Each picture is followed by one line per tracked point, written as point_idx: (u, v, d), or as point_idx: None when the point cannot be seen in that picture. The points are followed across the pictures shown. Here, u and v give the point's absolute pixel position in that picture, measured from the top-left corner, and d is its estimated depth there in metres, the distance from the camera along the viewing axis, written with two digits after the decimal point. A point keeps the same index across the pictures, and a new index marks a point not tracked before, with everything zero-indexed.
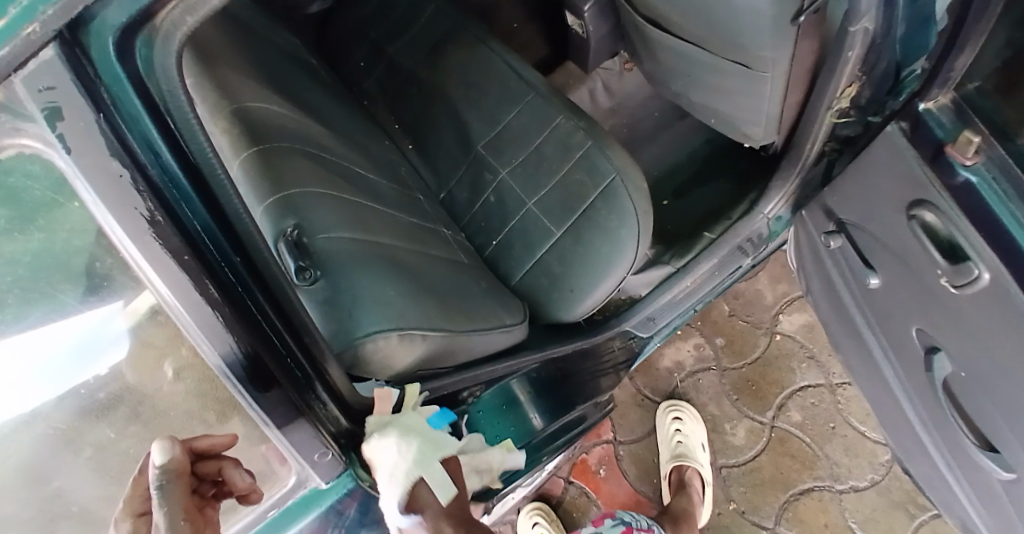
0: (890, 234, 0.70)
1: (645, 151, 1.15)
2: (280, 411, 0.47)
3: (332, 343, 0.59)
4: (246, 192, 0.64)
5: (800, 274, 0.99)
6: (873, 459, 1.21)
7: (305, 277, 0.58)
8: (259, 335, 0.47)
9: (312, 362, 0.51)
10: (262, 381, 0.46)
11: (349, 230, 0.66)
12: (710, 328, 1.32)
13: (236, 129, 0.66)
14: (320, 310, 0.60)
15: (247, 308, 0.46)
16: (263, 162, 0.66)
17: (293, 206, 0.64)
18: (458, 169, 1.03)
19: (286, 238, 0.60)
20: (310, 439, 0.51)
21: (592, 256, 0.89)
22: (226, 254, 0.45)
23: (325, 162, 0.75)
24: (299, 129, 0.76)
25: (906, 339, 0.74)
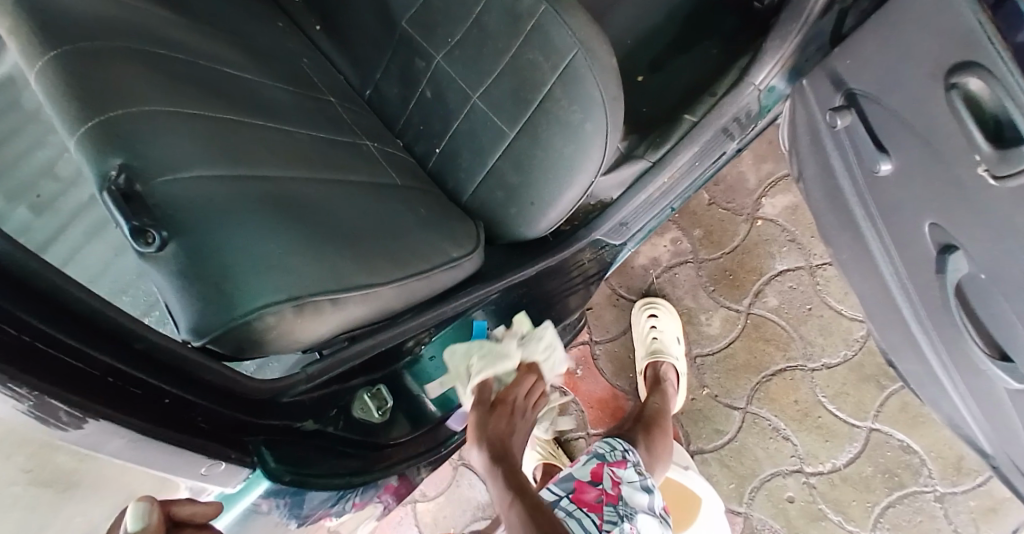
0: (913, 107, 0.57)
1: (614, 15, 0.95)
2: (117, 439, 0.38)
3: (202, 329, 0.45)
4: (58, 123, 0.48)
5: (794, 157, 0.89)
6: (848, 336, 1.16)
7: (148, 241, 0.44)
8: (44, 362, 0.35)
9: (145, 366, 0.41)
10: (70, 416, 0.35)
11: (213, 164, 0.49)
12: (687, 220, 1.24)
13: (32, 31, 0.50)
14: (177, 280, 0.45)
15: (0, 329, 0.33)
16: (72, 77, 0.48)
17: (121, 135, 0.46)
18: (383, 55, 0.84)
19: (110, 186, 0.44)
20: (174, 452, 0.41)
21: (552, 162, 0.74)
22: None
23: (175, 67, 0.56)
24: (137, 22, 0.57)
25: (916, 236, 0.63)
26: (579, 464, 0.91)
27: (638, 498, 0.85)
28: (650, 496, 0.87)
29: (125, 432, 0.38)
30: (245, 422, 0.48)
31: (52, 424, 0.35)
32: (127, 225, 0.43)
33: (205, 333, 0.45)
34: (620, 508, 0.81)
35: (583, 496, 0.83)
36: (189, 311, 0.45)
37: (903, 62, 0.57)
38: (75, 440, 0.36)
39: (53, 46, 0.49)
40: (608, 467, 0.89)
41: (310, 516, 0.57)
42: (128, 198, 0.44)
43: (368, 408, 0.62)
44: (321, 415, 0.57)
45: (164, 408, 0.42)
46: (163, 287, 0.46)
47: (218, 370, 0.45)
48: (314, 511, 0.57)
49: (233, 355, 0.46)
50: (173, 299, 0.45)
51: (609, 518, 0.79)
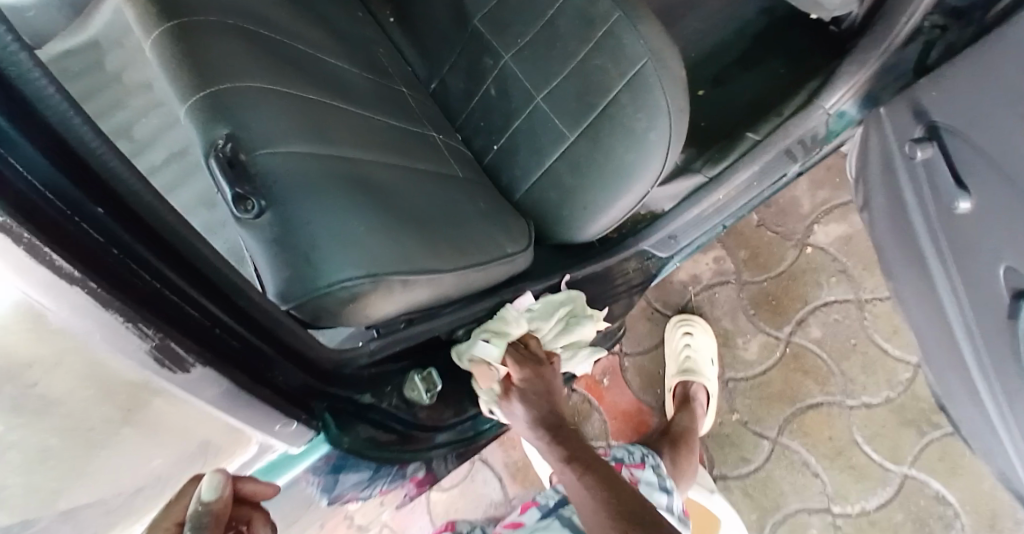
0: (1003, 144, 0.55)
1: (682, 27, 0.96)
2: (213, 389, 0.39)
3: (287, 294, 0.48)
4: (174, 95, 0.53)
5: (861, 184, 0.87)
6: (892, 377, 1.12)
7: (246, 207, 0.46)
8: (161, 307, 0.35)
9: (237, 319, 0.42)
10: (181, 360, 0.36)
11: (305, 143, 0.52)
12: (733, 240, 1.22)
13: (155, 10, 0.55)
14: (268, 249, 0.48)
15: (136, 276, 0.34)
16: (187, 53, 0.53)
17: (227, 109, 0.51)
18: (453, 49, 0.85)
19: (217, 154, 0.47)
20: (256, 406, 0.43)
21: (613, 167, 0.73)
22: (79, 204, 0.31)
23: (274, 48, 0.59)
24: (241, 2, 0.60)
25: (991, 279, 0.60)
26: None
27: (657, 498, 0.84)
28: (671, 498, 0.86)
29: (221, 381, 0.39)
30: (310, 386, 0.50)
31: (165, 367, 0.36)
32: (229, 191, 0.46)
33: (288, 300, 0.47)
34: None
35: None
36: (278, 278, 0.48)
37: (997, 98, 0.55)
38: (180, 384, 0.37)
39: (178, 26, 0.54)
40: (628, 468, 0.88)
41: (338, 495, 0.60)
42: (232, 168, 0.47)
43: (418, 391, 0.61)
44: (377, 392, 0.58)
45: (249, 365, 0.43)
46: (254, 251, 0.49)
47: (299, 333, 0.46)
48: (342, 492, 0.60)
49: (310, 321, 0.48)
50: (262, 263, 0.48)
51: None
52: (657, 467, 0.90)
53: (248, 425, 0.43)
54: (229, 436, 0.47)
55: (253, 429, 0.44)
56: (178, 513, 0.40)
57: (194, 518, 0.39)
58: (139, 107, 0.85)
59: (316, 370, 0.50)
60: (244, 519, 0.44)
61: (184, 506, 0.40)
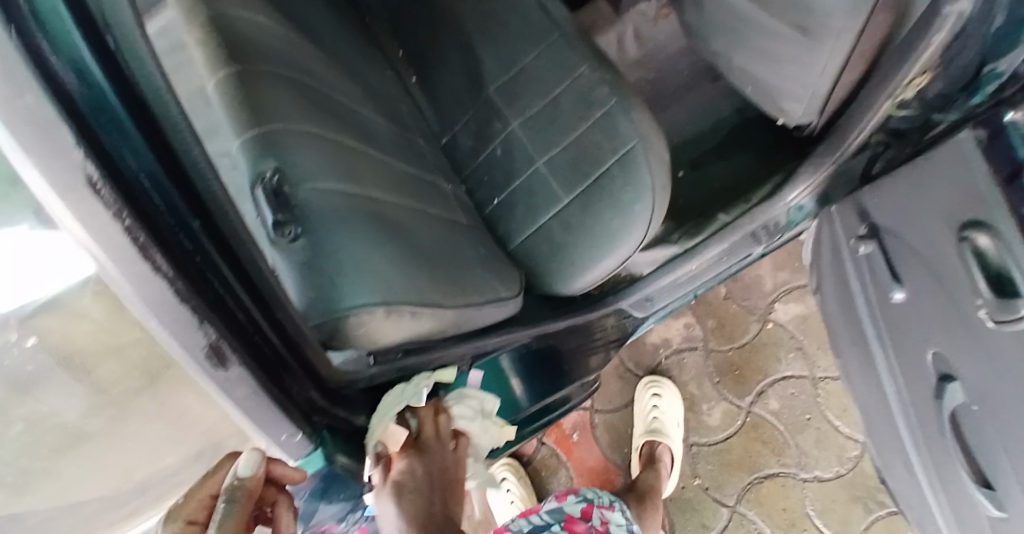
0: (931, 248, 0.64)
1: (667, 114, 1.10)
2: (244, 389, 0.43)
3: (309, 312, 0.53)
4: (223, 124, 0.57)
5: (814, 271, 0.97)
6: (842, 453, 1.19)
7: (286, 233, 0.52)
8: (220, 311, 0.42)
9: (272, 326, 0.48)
10: (224, 357, 0.40)
11: (339, 182, 0.58)
12: (702, 309, 1.31)
13: (215, 46, 0.60)
14: (297, 270, 0.53)
15: (207, 283, 0.41)
16: (242, 88, 0.58)
17: (275, 144, 0.56)
18: (465, 112, 0.94)
19: (265, 183, 0.53)
20: (274, 415, 0.47)
21: (599, 231, 0.81)
22: (182, 216, 0.40)
23: (313, 93, 0.66)
24: (288, 51, 0.68)
25: (921, 364, 0.69)
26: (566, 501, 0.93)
27: None
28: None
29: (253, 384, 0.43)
30: (317, 403, 0.53)
31: (212, 365, 0.40)
32: (272, 218, 0.52)
33: (311, 317, 0.53)
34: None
35: (574, 527, 0.87)
36: (303, 296, 0.53)
37: (920, 209, 0.66)
38: (218, 381, 0.41)
39: (229, 61, 0.59)
40: (597, 509, 0.92)
41: (315, 526, 0.65)
42: (277, 198, 0.53)
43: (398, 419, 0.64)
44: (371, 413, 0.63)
45: (274, 370, 0.48)
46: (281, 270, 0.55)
47: (316, 351, 0.52)
48: (319, 523, 0.65)
49: (326, 341, 0.54)
50: (289, 282, 0.53)
51: None
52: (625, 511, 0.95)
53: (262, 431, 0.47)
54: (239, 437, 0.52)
55: (264, 438, 0.48)
56: (214, 485, 0.50)
57: (229, 490, 0.47)
58: None
59: (323, 387, 0.55)
60: (271, 501, 0.53)
61: (218, 480, 0.50)
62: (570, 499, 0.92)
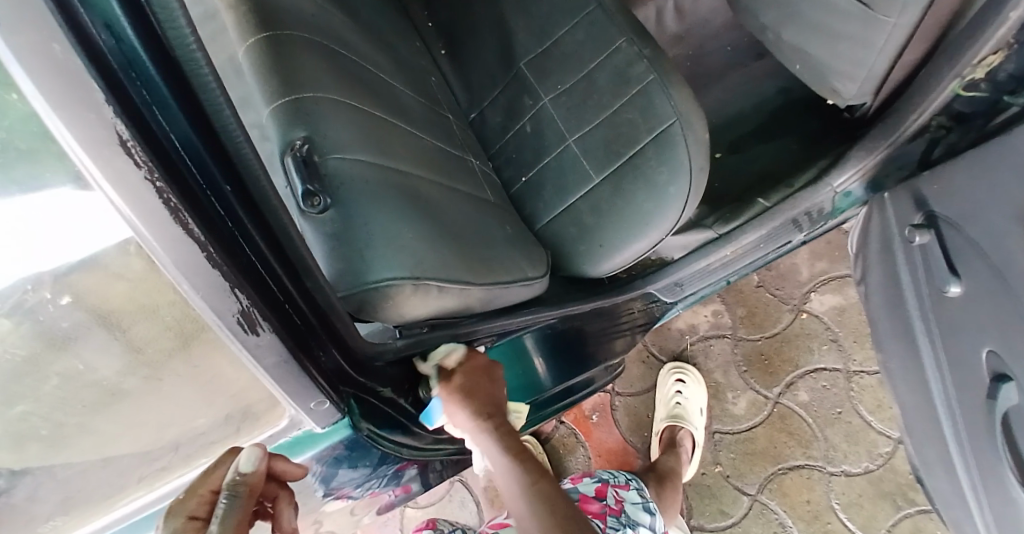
0: (992, 239, 0.59)
1: (707, 94, 1.05)
2: (274, 357, 0.42)
3: (338, 283, 0.51)
4: (255, 94, 0.56)
5: (859, 261, 0.92)
6: (872, 449, 1.15)
7: (314, 203, 0.50)
8: (252, 277, 0.40)
9: (303, 297, 0.45)
10: (255, 323, 0.39)
11: (369, 153, 0.56)
12: (733, 297, 1.27)
13: (247, 11, 0.59)
14: (327, 243, 0.52)
15: (238, 247, 0.40)
16: (273, 55, 0.57)
17: (306, 113, 0.54)
18: (495, 87, 0.91)
19: (295, 152, 0.52)
20: (303, 382, 0.46)
21: (631, 212, 0.78)
22: (212, 180, 0.38)
23: (345, 61, 0.64)
24: (321, 17, 0.66)
25: (973, 361, 0.65)
26: (581, 483, 0.92)
27: (640, 517, 0.88)
28: (652, 519, 0.89)
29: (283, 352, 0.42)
30: (347, 374, 0.51)
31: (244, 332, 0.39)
32: (302, 188, 0.50)
33: (343, 285, 0.51)
34: (623, 518, 0.84)
35: (587, 506, 0.85)
36: (331, 270, 0.52)
37: (983, 198, 0.61)
38: (250, 348, 0.40)
39: (261, 29, 0.58)
40: (612, 488, 0.90)
41: (333, 490, 0.64)
42: (307, 168, 0.52)
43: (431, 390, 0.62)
44: (397, 387, 0.59)
45: (304, 340, 0.46)
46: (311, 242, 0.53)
47: (347, 321, 0.49)
48: (338, 487, 0.64)
49: (355, 314, 0.52)
50: (318, 254, 0.52)
51: (612, 526, 0.82)
52: (641, 489, 0.93)
53: (289, 398, 0.46)
54: (269, 405, 0.52)
55: (292, 403, 0.47)
56: (215, 482, 0.47)
57: (231, 485, 0.45)
58: None
59: (350, 358, 0.51)
60: (272, 496, 0.52)
61: (221, 475, 0.47)
62: (584, 480, 0.91)
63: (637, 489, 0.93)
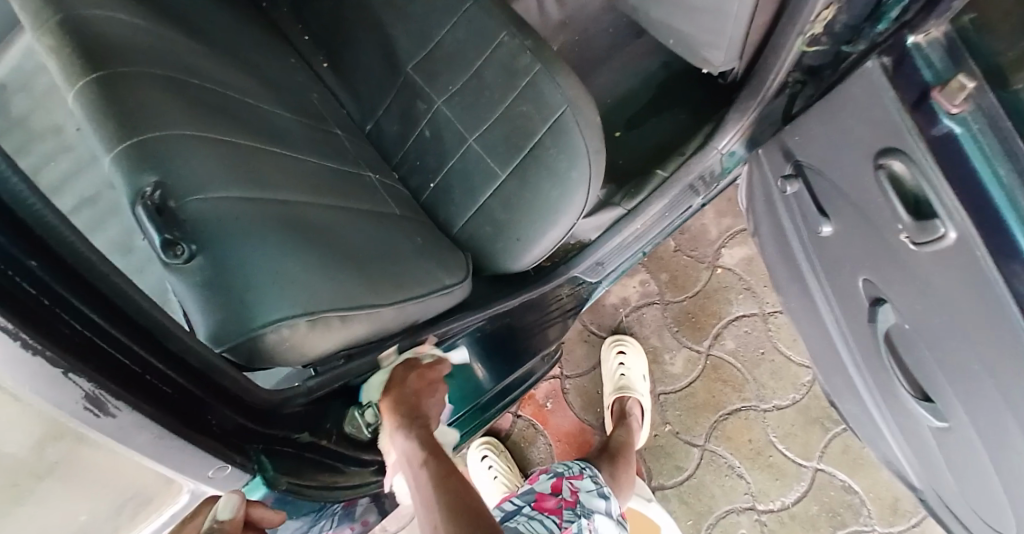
0: (851, 182, 0.66)
1: (597, 77, 1.09)
2: (146, 435, 0.41)
3: (220, 336, 0.52)
4: (97, 143, 0.54)
5: (750, 215, 1.01)
6: (796, 381, 1.25)
7: (175, 252, 0.50)
8: (95, 355, 0.40)
9: (164, 361, 0.46)
10: (108, 405, 0.39)
11: (235, 188, 0.56)
12: (654, 264, 1.34)
13: (71, 51, 0.55)
14: (199, 291, 0.52)
15: (68, 327, 0.39)
16: (109, 100, 0.54)
17: (156, 157, 0.53)
18: (387, 95, 0.91)
19: (145, 201, 0.51)
20: (195, 454, 0.45)
21: (540, 202, 0.81)
22: (13, 258, 0.37)
23: (199, 93, 0.62)
24: (167, 50, 0.64)
25: (854, 291, 0.72)
26: (539, 481, 0.97)
27: (595, 504, 0.93)
28: (607, 503, 0.94)
29: (156, 427, 0.42)
30: (248, 429, 0.52)
31: (96, 412, 0.39)
32: (159, 237, 0.50)
33: (221, 340, 0.52)
34: (577, 509, 0.90)
35: (543, 504, 0.90)
36: (210, 319, 0.52)
37: (837, 146, 0.68)
38: (109, 431, 0.40)
39: (96, 71, 0.55)
40: (566, 481, 0.94)
41: None
42: (161, 215, 0.51)
43: (358, 425, 0.66)
44: (312, 430, 0.61)
45: (184, 408, 0.46)
46: (183, 294, 0.53)
47: (237, 379, 0.52)
48: None
49: (244, 363, 0.52)
50: (190, 302, 0.52)
51: (568, 519, 0.87)
52: (594, 475, 0.97)
53: (177, 472, 0.45)
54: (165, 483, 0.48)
55: (185, 477, 0.46)
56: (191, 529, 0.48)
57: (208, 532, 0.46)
58: (56, 152, 0.91)
59: (251, 412, 0.54)
60: None
61: (199, 523, 0.48)
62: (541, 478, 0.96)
63: (591, 473, 0.97)
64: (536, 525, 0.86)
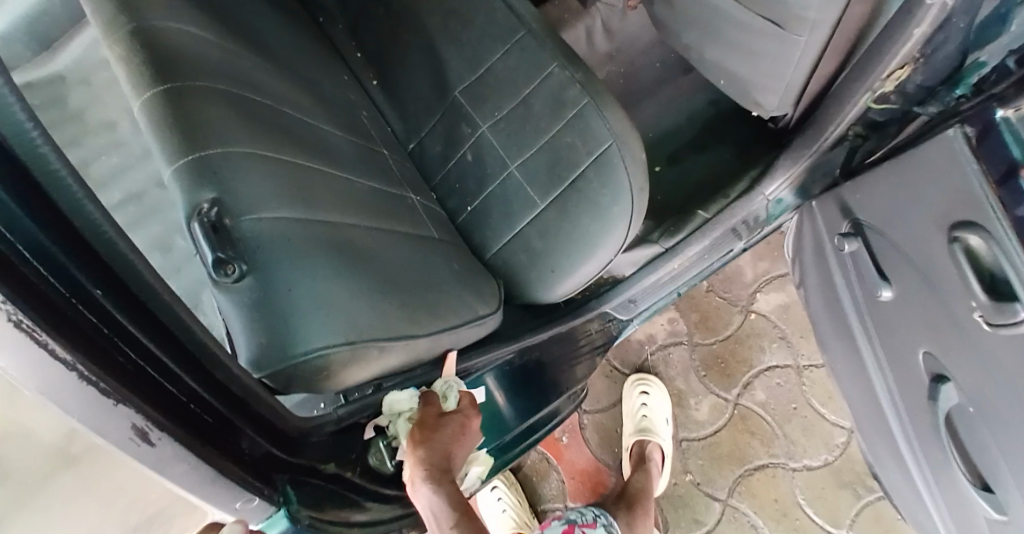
0: (916, 244, 0.62)
1: (642, 108, 1.07)
2: (182, 466, 0.39)
3: (261, 362, 0.49)
4: (155, 152, 0.52)
5: (797, 265, 0.97)
6: (828, 440, 1.18)
7: (226, 271, 0.48)
8: (145, 383, 0.39)
9: (212, 391, 0.45)
10: (150, 434, 0.37)
11: (288, 208, 0.54)
12: (686, 304, 1.29)
13: (134, 52, 0.55)
14: (243, 314, 0.49)
15: (122, 355, 0.38)
16: (171, 109, 0.52)
17: (214, 171, 0.51)
18: (430, 116, 0.90)
19: (201, 217, 0.48)
20: (228, 485, 0.43)
21: (579, 235, 0.78)
22: (79, 286, 0.36)
23: (252, 105, 0.61)
24: (224, 61, 0.62)
25: (912, 362, 0.67)
26: (551, 527, 0.93)
27: None
28: None
29: (192, 459, 0.40)
30: (280, 460, 0.51)
31: (142, 443, 0.37)
32: (212, 256, 0.47)
33: (261, 368, 0.49)
34: None
35: None
36: (251, 344, 0.50)
37: (907, 201, 0.63)
38: (150, 461, 0.37)
39: (160, 81, 0.53)
40: (580, 529, 0.91)
41: None
42: (217, 233, 0.48)
43: (381, 456, 0.62)
44: (338, 460, 0.58)
45: (223, 438, 0.45)
46: (229, 315, 0.50)
47: (274, 405, 0.50)
48: None
49: (279, 387, 0.51)
50: (236, 326, 0.49)
51: None
52: (609, 524, 0.92)
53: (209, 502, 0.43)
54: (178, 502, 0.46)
55: (217, 507, 0.44)
56: None
57: None
58: (104, 147, 0.91)
59: (282, 440, 0.52)
60: None
61: None
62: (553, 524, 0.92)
63: (606, 523, 0.92)
64: None
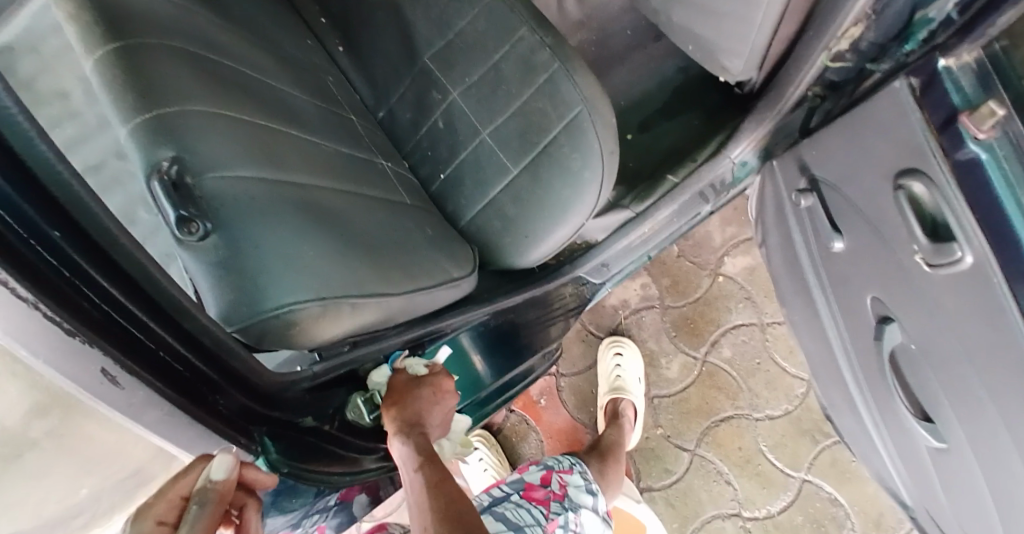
0: (866, 198, 0.66)
1: (612, 76, 1.08)
2: (154, 412, 0.43)
3: (231, 318, 0.51)
4: (112, 111, 0.52)
5: (760, 225, 1.01)
6: (789, 392, 1.25)
7: (191, 230, 0.48)
8: (113, 330, 0.41)
9: (181, 339, 0.47)
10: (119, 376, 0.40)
11: (251, 167, 0.54)
12: (656, 268, 1.33)
13: (87, 10, 0.54)
14: (211, 272, 0.50)
15: (88, 303, 0.40)
16: (127, 68, 0.52)
17: (173, 131, 0.51)
18: (401, 82, 0.90)
19: (162, 175, 0.48)
20: (199, 430, 0.47)
21: (551, 199, 0.81)
22: (39, 231, 0.37)
23: (211, 66, 0.61)
24: (181, 22, 0.62)
25: (861, 308, 0.72)
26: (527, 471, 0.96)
27: (583, 499, 0.93)
28: (595, 499, 0.95)
29: (163, 404, 0.43)
30: (253, 411, 0.54)
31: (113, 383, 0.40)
32: (175, 214, 0.48)
33: (231, 322, 0.51)
34: (565, 503, 0.90)
35: (532, 493, 0.90)
36: (221, 301, 0.51)
37: (858, 158, 0.67)
38: (122, 410, 0.41)
39: (113, 40, 0.53)
40: (557, 474, 0.95)
41: None
42: (178, 191, 0.49)
43: (360, 411, 0.67)
44: (317, 414, 0.63)
45: (195, 389, 0.48)
46: (195, 273, 0.51)
47: (249, 359, 0.52)
48: None
49: (253, 344, 0.52)
50: (203, 284, 0.51)
51: (556, 511, 0.87)
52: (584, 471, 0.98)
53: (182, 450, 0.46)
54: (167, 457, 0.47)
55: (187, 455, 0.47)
56: (185, 486, 0.45)
57: (202, 492, 0.45)
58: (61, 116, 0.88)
59: (258, 395, 0.55)
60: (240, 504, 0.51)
61: (191, 481, 0.46)
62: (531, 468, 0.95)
63: (582, 469, 0.98)
64: (524, 513, 0.85)
